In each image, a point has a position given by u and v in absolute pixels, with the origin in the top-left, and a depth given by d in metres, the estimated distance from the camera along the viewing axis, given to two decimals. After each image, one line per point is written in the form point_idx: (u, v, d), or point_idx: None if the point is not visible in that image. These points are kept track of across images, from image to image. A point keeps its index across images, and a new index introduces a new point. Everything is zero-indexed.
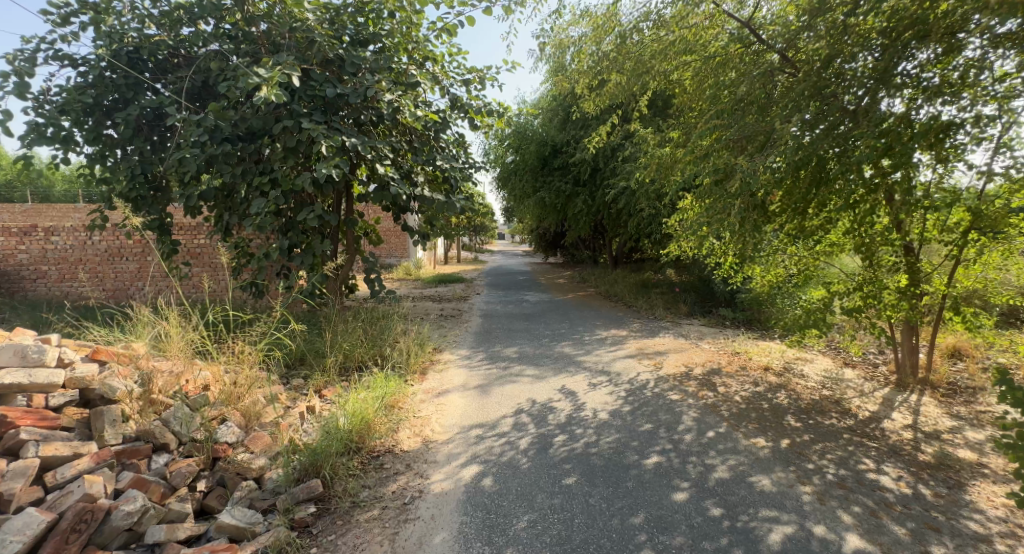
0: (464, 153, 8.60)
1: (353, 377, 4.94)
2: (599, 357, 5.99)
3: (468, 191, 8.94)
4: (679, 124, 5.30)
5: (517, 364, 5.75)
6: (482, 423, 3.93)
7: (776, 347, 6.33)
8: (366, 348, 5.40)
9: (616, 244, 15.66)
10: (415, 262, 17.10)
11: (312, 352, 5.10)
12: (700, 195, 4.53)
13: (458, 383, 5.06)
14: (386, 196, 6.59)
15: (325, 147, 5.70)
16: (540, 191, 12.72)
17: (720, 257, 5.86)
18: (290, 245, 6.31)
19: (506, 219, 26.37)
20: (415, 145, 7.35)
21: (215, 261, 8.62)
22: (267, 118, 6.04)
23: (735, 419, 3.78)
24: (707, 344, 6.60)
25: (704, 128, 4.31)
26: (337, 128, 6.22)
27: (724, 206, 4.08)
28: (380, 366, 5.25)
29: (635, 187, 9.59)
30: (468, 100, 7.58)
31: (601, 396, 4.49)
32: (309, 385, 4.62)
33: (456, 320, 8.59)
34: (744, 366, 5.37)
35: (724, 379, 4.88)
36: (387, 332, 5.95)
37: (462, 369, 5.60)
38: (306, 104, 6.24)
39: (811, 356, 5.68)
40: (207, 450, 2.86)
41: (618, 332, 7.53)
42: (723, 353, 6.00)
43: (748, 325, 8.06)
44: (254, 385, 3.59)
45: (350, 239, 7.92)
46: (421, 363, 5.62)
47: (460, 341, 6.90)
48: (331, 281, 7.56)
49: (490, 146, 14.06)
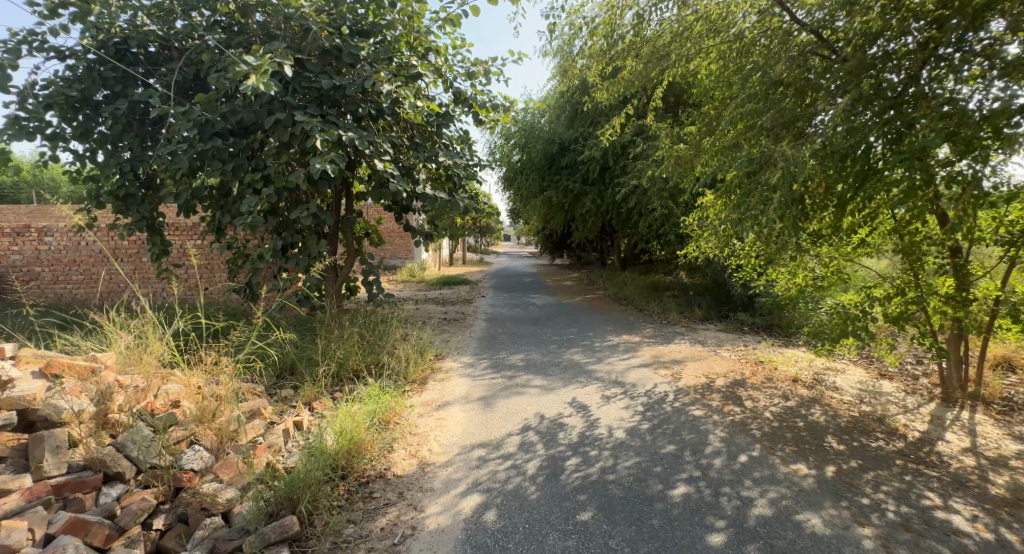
0: (468, 149, 8.23)
1: (347, 388, 4.56)
2: (612, 366, 5.59)
3: (472, 190, 8.56)
4: (701, 114, 4.94)
5: (524, 373, 5.36)
6: (486, 442, 3.54)
7: (803, 356, 5.91)
8: (362, 356, 5.03)
9: (624, 246, 15.27)
10: (419, 264, 16.79)
11: (303, 360, 4.72)
12: (726, 191, 4.17)
13: (459, 394, 4.68)
14: (385, 194, 6.21)
15: (320, 142, 5.32)
16: (547, 191, 12.34)
17: (746, 261, 5.48)
18: (283, 246, 5.94)
19: (512, 220, 26.06)
20: (415, 141, 6.96)
21: (212, 262, 8.30)
22: (256, 109, 5.63)
23: (769, 441, 3.37)
24: (727, 352, 6.18)
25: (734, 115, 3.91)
26: (333, 122, 5.81)
27: (761, 200, 3.64)
28: (377, 377, 4.87)
29: (648, 186, 9.20)
30: (473, 93, 7.21)
31: (617, 412, 4.10)
32: (298, 396, 4.25)
33: (460, 325, 8.23)
34: (771, 377, 4.98)
35: (750, 393, 4.50)
36: (385, 338, 5.58)
37: (465, 378, 5.22)
38: (301, 96, 5.85)
39: (842, 366, 5.31)
40: (168, 480, 2.50)
41: (630, 338, 7.13)
42: (745, 362, 5.61)
43: (769, 331, 7.63)
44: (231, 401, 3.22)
45: (349, 239, 7.56)
46: (421, 372, 5.25)
47: (464, 347, 6.54)
48: (330, 283, 7.23)
49: (496, 145, 13.72)
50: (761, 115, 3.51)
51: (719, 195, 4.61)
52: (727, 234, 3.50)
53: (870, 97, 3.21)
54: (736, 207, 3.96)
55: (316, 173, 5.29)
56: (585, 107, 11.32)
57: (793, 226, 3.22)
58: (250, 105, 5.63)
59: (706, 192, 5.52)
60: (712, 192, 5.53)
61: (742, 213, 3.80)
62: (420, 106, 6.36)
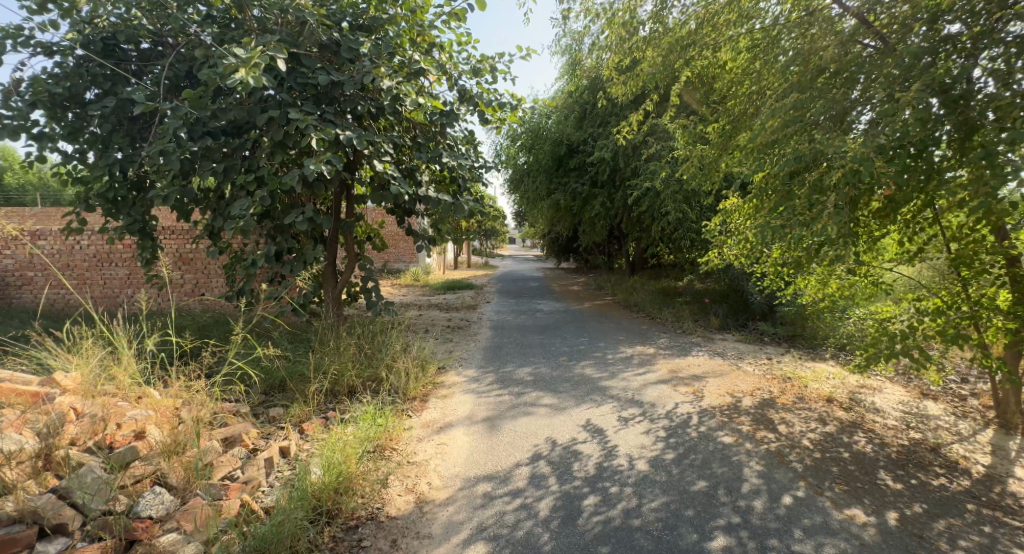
0: (473, 150, 7.89)
1: (341, 407, 4.18)
2: (627, 383, 5.17)
3: (478, 193, 8.20)
4: (724, 111, 4.69)
5: (532, 389, 4.98)
6: (492, 475, 3.16)
7: (833, 371, 5.53)
8: (361, 371, 4.67)
9: (632, 250, 14.87)
10: (423, 269, 16.51)
11: (295, 376, 4.31)
12: (755, 193, 3.88)
13: (462, 414, 4.29)
14: (386, 196, 5.84)
15: (316, 142, 4.95)
16: (555, 193, 11.93)
17: (773, 268, 5.15)
18: (278, 252, 5.56)
19: (517, 223, 25.85)
20: (417, 141, 6.58)
21: (208, 267, 7.89)
22: (248, 106, 5.22)
23: (814, 477, 3.00)
24: (750, 366, 5.81)
25: (774, 105, 3.47)
26: (330, 120, 5.44)
27: (810, 204, 3.14)
28: (376, 397, 4.48)
29: (661, 188, 8.85)
30: (478, 91, 6.87)
31: (637, 437, 3.71)
32: (288, 417, 3.85)
33: (464, 333, 7.87)
34: (802, 396, 4.65)
35: (783, 415, 4.14)
36: (385, 348, 5.24)
37: (469, 395, 4.84)
38: (297, 93, 5.48)
39: (879, 384, 4.99)
40: (120, 532, 2.11)
41: (644, 349, 6.74)
42: (771, 378, 5.25)
43: (792, 342, 7.27)
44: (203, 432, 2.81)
45: (349, 243, 7.20)
46: (422, 388, 4.87)
47: (469, 358, 6.18)
48: (329, 290, 6.89)
49: (501, 146, 13.37)
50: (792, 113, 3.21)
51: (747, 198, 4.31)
52: (758, 240, 3.17)
53: (937, 85, 2.83)
54: (765, 212, 3.66)
55: (312, 175, 4.91)
56: (597, 106, 10.99)
57: (835, 234, 2.89)
58: (242, 102, 5.25)
59: (731, 194, 5.23)
60: (738, 194, 5.23)
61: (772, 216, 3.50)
62: (423, 104, 5.99)
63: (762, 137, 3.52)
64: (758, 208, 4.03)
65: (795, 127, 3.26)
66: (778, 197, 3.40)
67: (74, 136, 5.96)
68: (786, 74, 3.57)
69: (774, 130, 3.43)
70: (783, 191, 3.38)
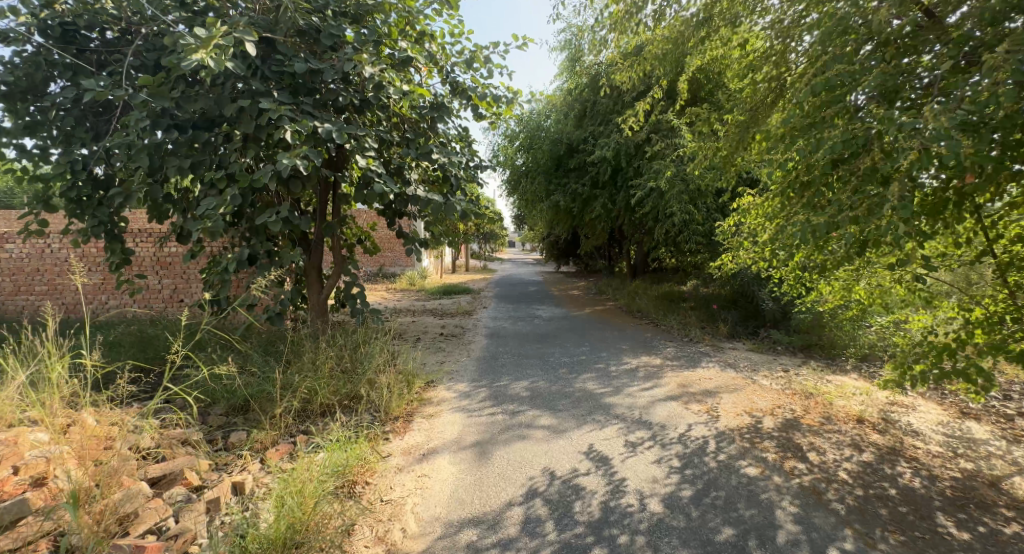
0: (467, 147, 7.44)
1: (313, 430, 3.69)
2: (633, 399, 4.69)
3: (472, 194, 7.75)
4: (740, 102, 4.42)
5: (526, 407, 4.51)
6: (480, 518, 2.70)
7: (859, 386, 5.15)
8: (339, 389, 4.20)
9: (634, 253, 14.41)
10: (419, 273, 16.07)
11: (260, 396, 3.77)
12: (784, 188, 3.50)
13: (449, 438, 3.81)
14: (370, 196, 5.34)
15: (291, 135, 4.42)
16: (555, 194, 11.48)
17: (795, 271, 4.74)
18: (252, 256, 5.03)
19: (515, 226, 25.53)
20: (406, 136, 6.08)
21: (188, 272, 7.29)
22: (215, 94, 4.67)
23: (862, 524, 2.57)
24: (766, 380, 5.41)
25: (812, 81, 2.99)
26: (307, 112, 4.91)
27: (865, 198, 2.63)
28: (353, 419, 3.98)
29: (666, 188, 8.40)
30: (472, 84, 6.42)
31: (646, 469, 3.21)
32: (249, 442, 3.35)
33: (457, 342, 7.39)
34: (829, 416, 4.24)
35: (811, 440, 3.71)
36: (368, 360, 4.79)
37: (458, 414, 4.36)
38: (271, 83, 4.95)
39: (911, 401, 4.60)
40: None
41: (650, 360, 6.27)
42: (792, 394, 4.89)
43: (807, 352, 6.87)
44: (120, 477, 2.34)
45: (333, 246, 6.70)
46: (406, 406, 4.39)
47: (461, 370, 5.71)
48: (311, 297, 6.43)
49: (499, 146, 12.92)
50: (834, 93, 2.80)
51: (774, 193, 3.95)
52: (801, 240, 2.77)
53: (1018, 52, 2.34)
54: (800, 209, 3.27)
55: (285, 173, 4.39)
56: (597, 104, 10.55)
57: (897, 233, 2.49)
58: (207, 90, 4.68)
59: (748, 191, 4.86)
60: (757, 191, 4.86)
61: (811, 213, 3.12)
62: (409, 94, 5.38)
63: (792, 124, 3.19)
64: (789, 205, 3.66)
65: (838, 107, 2.84)
66: (816, 189, 3.01)
67: (32, 131, 5.18)
68: (815, 55, 3.22)
69: (812, 114, 3.07)
70: (822, 183, 2.97)
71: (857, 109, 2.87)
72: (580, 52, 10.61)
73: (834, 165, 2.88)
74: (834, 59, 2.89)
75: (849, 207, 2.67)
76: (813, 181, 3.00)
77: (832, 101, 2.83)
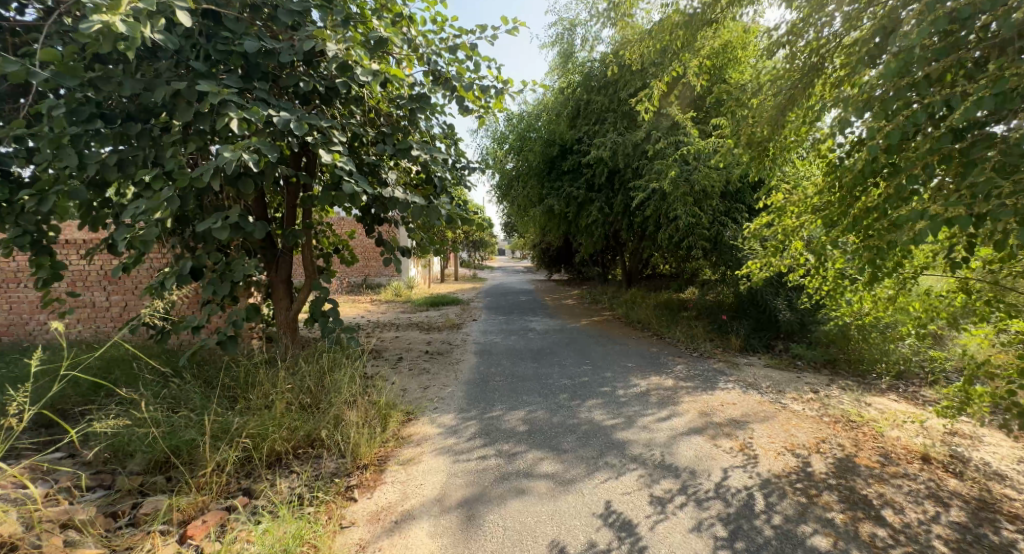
0: (452, 145, 6.68)
1: (257, 489, 2.92)
2: (652, 433, 3.98)
3: (459, 197, 6.98)
4: (773, 85, 3.98)
5: (524, 446, 3.76)
6: None
7: (906, 413, 4.53)
8: (294, 432, 3.43)
9: (630, 260, 13.72)
10: (406, 282, 15.38)
11: (185, 445, 2.92)
12: (852, 176, 3.08)
13: (431, 495, 3.05)
14: (338, 197, 4.52)
15: (239, 124, 3.62)
16: (548, 199, 10.74)
17: (834, 278, 4.11)
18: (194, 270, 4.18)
19: (506, 233, 24.94)
20: (382, 130, 5.31)
21: (140, 287, 6.32)
22: (146, 74, 3.86)
23: None
24: (799, 405, 4.75)
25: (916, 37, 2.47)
26: (261, 97, 4.10)
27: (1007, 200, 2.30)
28: (309, 472, 3.22)
29: (670, 189, 7.76)
30: (456, 73, 5.67)
31: (685, 541, 2.54)
32: (165, 514, 2.55)
33: (443, 361, 6.63)
34: (886, 452, 3.61)
35: (880, 489, 3.06)
36: (335, 392, 4.02)
37: (443, 456, 3.61)
38: (217, 64, 4.11)
39: (975, 431, 3.99)
40: None
41: (662, 381, 5.55)
42: (832, 423, 4.25)
43: (832, 368, 6.23)
44: None
45: (306, 256, 5.91)
46: (380, 449, 3.62)
47: (449, 397, 4.96)
48: (281, 315, 5.68)
49: (489, 149, 12.24)
50: (914, 58, 2.58)
51: (829, 184, 3.35)
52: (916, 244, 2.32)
53: None
54: (883, 200, 2.94)
55: (230, 170, 3.57)
56: (591, 103, 9.90)
57: None
58: (135, 69, 3.86)
59: (779, 187, 4.27)
60: (791, 186, 4.26)
61: (902, 204, 2.79)
62: (382, 76, 4.38)
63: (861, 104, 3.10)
64: (857, 197, 3.17)
65: (917, 80, 2.65)
66: (911, 169, 2.65)
67: None
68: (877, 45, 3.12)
69: (896, 80, 2.72)
70: (918, 165, 2.66)
71: (945, 78, 2.67)
72: (573, 47, 9.98)
73: (954, 136, 2.57)
74: (911, 31, 2.63)
75: (991, 189, 2.35)
76: (908, 162, 2.68)
77: (909, 68, 2.63)
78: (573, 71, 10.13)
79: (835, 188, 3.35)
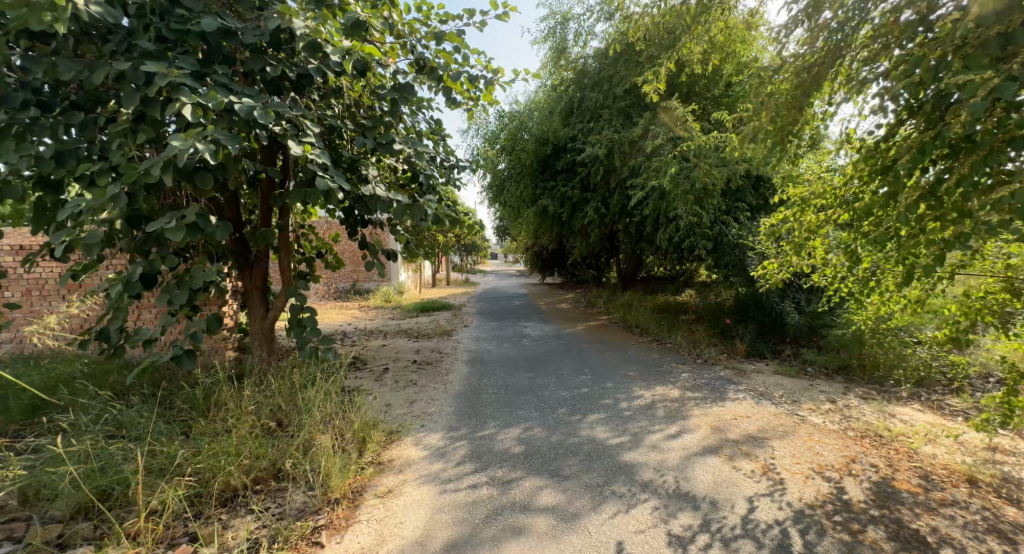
0: (440, 141, 6.24)
1: (204, 535, 2.49)
2: (664, 454, 3.57)
3: (448, 196, 6.55)
4: (793, 65, 3.58)
5: (520, 471, 3.34)
6: None
7: (935, 425, 4.15)
8: (255, 462, 3.00)
9: (625, 262, 13.33)
10: (395, 288, 14.88)
11: (118, 484, 2.49)
12: (898, 162, 2.68)
13: (412, 538, 2.64)
14: (311, 195, 4.06)
15: (193, 111, 3.16)
16: (541, 199, 10.32)
17: (858, 278, 3.74)
18: (147, 278, 3.71)
19: (497, 237, 24.55)
20: (361, 122, 4.86)
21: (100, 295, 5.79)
22: (88, 57, 3.41)
23: None
24: (819, 418, 4.35)
25: None
26: (222, 82, 3.64)
27: None
28: (270, 510, 2.79)
29: (669, 188, 7.36)
30: (442, 61, 5.23)
31: None
32: None
33: (432, 372, 6.17)
34: (926, 473, 3.23)
35: (929, 521, 2.68)
36: (307, 413, 3.58)
37: (429, 485, 3.18)
38: (171, 44, 3.64)
39: (1014, 447, 3.62)
40: None
41: (667, 392, 5.13)
42: (859, 438, 3.86)
43: (846, 375, 5.85)
44: None
45: (282, 261, 5.46)
46: (357, 478, 3.19)
47: (437, 414, 4.51)
48: (257, 327, 5.25)
49: (480, 149, 11.83)
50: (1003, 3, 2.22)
51: (868, 172, 2.96)
52: None
53: None
54: (942, 187, 2.54)
55: (181, 163, 3.11)
56: (585, 100, 9.52)
57: None
58: (75, 50, 3.39)
59: (800, 180, 3.88)
60: (811, 178, 3.88)
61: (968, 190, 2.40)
62: (356, 57, 3.90)
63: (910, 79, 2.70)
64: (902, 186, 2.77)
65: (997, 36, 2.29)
66: (993, 139, 2.32)
67: None
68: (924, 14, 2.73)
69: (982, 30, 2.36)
70: (1003, 136, 2.32)
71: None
72: (566, 42, 9.62)
73: None
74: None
75: None
76: (989, 135, 2.34)
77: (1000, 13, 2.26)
78: (565, 68, 9.77)
79: (871, 176, 2.96)
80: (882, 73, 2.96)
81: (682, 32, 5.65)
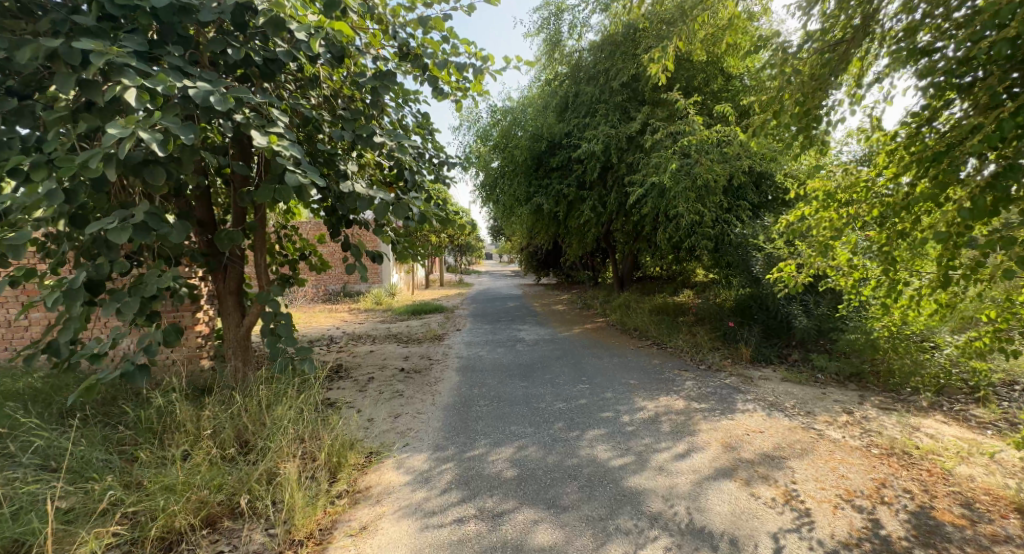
0: (428, 134, 5.82)
1: None
2: (674, 477, 3.22)
3: (436, 193, 6.14)
4: (817, 42, 3.23)
5: (511, 500, 2.99)
6: None
7: (964, 441, 3.81)
8: (209, 497, 2.65)
9: (622, 262, 12.96)
10: (385, 290, 14.50)
11: (25, 536, 2.24)
12: (953, 150, 2.35)
13: None
14: (280, 191, 3.64)
15: (137, 95, 2.76)
16: (535, 197, 9.91)
17: (887, 281, 3.38)
18: (94, 285, 3.31)
19: (490, 237, 24.18)
20: (339, 113, 4.46)
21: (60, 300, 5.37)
22: (21, 36, 3.00)
23: None
24: (838, 433, 4.00)
25: None
26: (175, 65, 3.23)
27: None
28: None
29: (669, 185, 7.00)
30: (427, 46, 4.79)
31: None
32: None
33: (419, 382, 5.77)
34: (968, 500, 2.89)
35: None
36: (273, 436, 3.19)
37: (409, 519, 2.81)
38: (119, 22, 3.23)
39: None
40: None
41: (672, 403, 4.77)
42: (885, 457, 3.51)
43: (859, 382, 5.50)
44: None
45: (259, 264, 5.05)
46: (325, 514, 2.82)
47: (423, 431, 4.12)
48: (231, 338, 4.83)
49: (472, 146, 11.45)
50: None
51: (911, 163, 2.62)
52: None
53: None
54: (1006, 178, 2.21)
55: (122, 155, 2.72)
56: (581, 94, 9.18)
57: None
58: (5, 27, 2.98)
59: (823, 172, 3.52)
60: (834, 169, 3.52)
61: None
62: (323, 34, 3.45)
63: (959, 62, 2.43)
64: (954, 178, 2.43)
65: None
66: None
67: None
68: None
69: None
70: None
71: None
72: (560, 34, 9.27)
73: None
74: None
75: None
76: None
77: None
78: (559, 61, 9.54)
79: (915, 164, 2.60)
80: (924, 48, 2.63)
81: (681, 18, 5.38)
